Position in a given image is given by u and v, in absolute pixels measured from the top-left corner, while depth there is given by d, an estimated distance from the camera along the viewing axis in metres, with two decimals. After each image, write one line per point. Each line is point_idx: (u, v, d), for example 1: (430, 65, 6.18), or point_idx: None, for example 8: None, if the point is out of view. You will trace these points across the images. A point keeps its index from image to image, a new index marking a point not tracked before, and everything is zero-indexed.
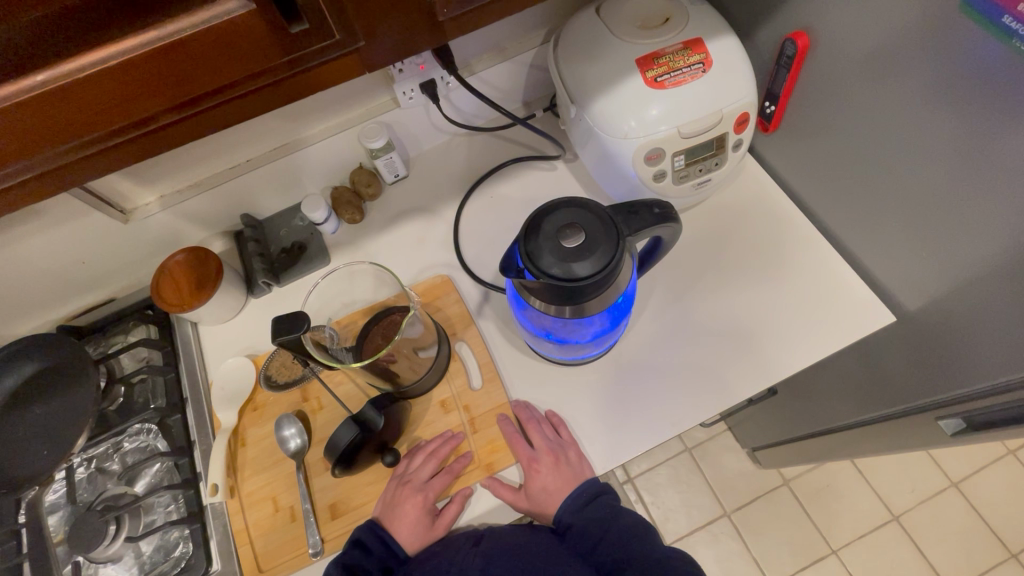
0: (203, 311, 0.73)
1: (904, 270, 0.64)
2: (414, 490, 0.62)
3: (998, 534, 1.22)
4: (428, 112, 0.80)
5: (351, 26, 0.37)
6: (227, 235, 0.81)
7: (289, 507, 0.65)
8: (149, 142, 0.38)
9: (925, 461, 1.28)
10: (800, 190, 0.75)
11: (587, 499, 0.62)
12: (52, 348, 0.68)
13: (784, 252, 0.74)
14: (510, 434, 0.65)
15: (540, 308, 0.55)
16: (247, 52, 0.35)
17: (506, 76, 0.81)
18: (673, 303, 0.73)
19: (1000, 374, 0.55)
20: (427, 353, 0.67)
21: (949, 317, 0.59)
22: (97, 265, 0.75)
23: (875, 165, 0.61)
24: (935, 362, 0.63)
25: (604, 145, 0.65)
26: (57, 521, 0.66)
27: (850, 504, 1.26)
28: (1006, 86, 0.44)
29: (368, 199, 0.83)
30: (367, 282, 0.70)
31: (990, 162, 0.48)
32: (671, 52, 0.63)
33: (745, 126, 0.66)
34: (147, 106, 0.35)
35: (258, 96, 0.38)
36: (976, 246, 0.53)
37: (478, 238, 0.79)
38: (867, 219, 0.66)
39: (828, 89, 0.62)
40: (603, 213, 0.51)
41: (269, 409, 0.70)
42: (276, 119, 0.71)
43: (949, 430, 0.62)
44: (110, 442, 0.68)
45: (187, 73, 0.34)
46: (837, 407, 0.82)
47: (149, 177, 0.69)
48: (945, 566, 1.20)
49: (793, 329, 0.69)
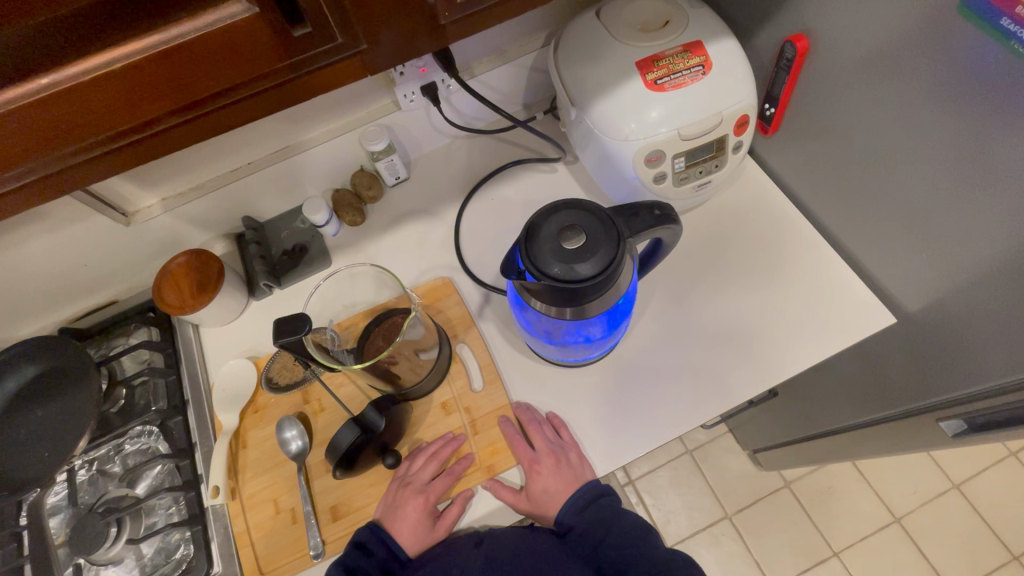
0: (205, 313, 0.73)
1: (903, 271, 0.64)
2: (415, 491, 0.62)
3: (1000, 535, 1.21)
4: (429, 114, 0.80)
5: (353, 29, 0.37)
6: (228, 237, 0.82)
7: (291, 509, 0.65)
8: (154, 144, 0.38)
9: (925, 462, 1.28)
10: (800, 191, 0.75)
11: (588, 501, 0.62)
12: (54, 350, 0.68)
13: (784, 253, 0.74)
14: (511, 435, 0.65)
15: (541, 309, 0.55)
16: (250, 54, 0.35)
17: (506, 78, 0.81)
18: (673, 305, 0.73)
19: (1001, 373, 0.55)
20: (427, 355, 0.67)
21: (949, 318, 0.60)
22: (98, 267, 0.75)
23: (876, 166, 0.61)
24: (936, 362, 0.63)
25: (604, 147, 0.66)
26: (58, 523, 0.66)
27: (851, 506, 1.26)
28: (1005, 87, 0.44)
29: (369, 201, 0.83)
30: (368, 284, 0.70)
31: (989, 163, 0.48)
32: (671, 55, 0.63)
33: (744, 127, 0.66)
34: (151, 109, 0.35)
35: (261, 98, 0.39)
36: (975, 247, 0.53)
37: (479, 239, 0.80)
38: (866, 221, 0.66)
39: (828, 91, 0.62)
40: (604, 214, 0.51)
41: (270, 410, 0.70)
42: (277, 122, 0.71)
43: (950, 431, 0.62)
44: (112, 444, 0.68)
45: (192, 77, 0.35)
46: (837, 407, 0.82)
47: (151, 180, 0.70)
48: (946, 568, 1.20)
49: (794, 330, 0.69)
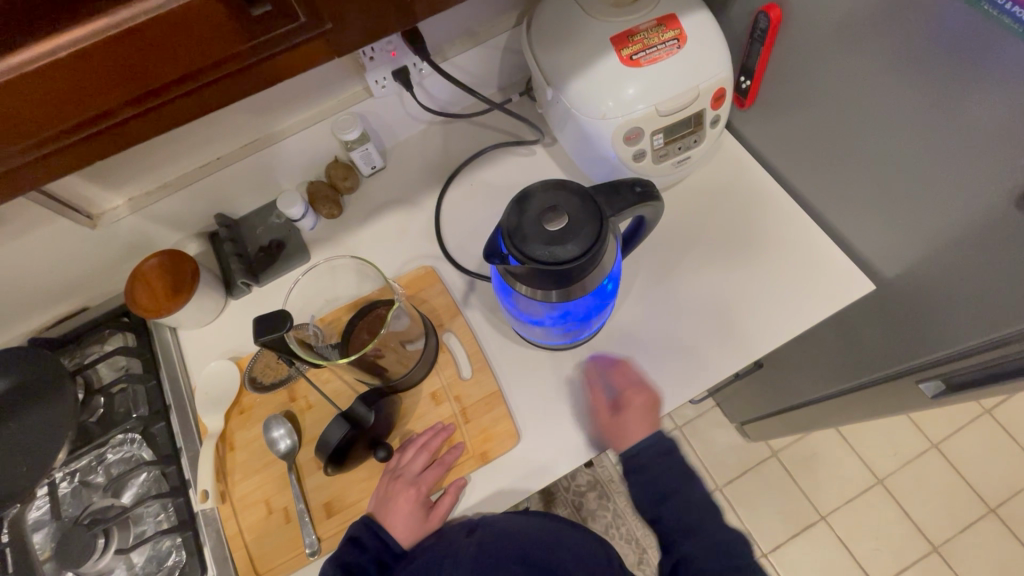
0: (182, 315, 0.71)
1: (880, 239, 0.65)
2: (407, 483, 0.61)
3: (978, 491, 1.26)
4: (403, 100, 0.78)
5: (316, 8, 0.36)
6: (201, 237, 0.79)
7: (283, 508, 0.64)
8: (113, 140, 0.36)
9: (905, 425, 1.32)
10: (779, 164, 0.75)
11: (660, 450, 0.63)
12: (23, 362, 0.66)
13: (764, 227, 0.74)
14: (603, 373, 0.68)
15: (527, 294, 0.54)
16: (206, 37, 0.33)
17: (479, 60, 0.79)
18: (657, 283, 0.73)
19: (977, 334, 0.57)
20: (415, 346, 0.66)
21: (925, 283, 0.61)
22: (66, 274, 0.72)
23: (852, 136, 0.61)
24: (912, 327, 0.65)
25: (582, 126, 0.65)
26: (43, 538, 0.64)
27: (836, 471, 1.29)
28: (976, 50, 0.44)
29: (346, 192, 0.81)
30: (349, 277, 0.69)
31: (961, 129, 0.49)
32: (646, 29, 0.62)
33: (721, 101, 0.66)
34: (106, 100, 0.34)
35: (225, 87, 0.37)
36: (950, 212, 0.54)
37: (461, 226, 0.78)
38: (844, 191, 0.67)
39: (802, 62, 0.62)
40: (586, 194, 0.50)
41: (256, 411, 0.69)
42: (246, 113, 0.69)
43: (929, 393, 0.64)
44: (94, 455, 0.66)
45: (147, 63, 0.33)
46: (819, 377, 0.84)
47: (116, 179, 0.67)
48: (929, 525, 1.24)
49: (776, 304, 0.70)
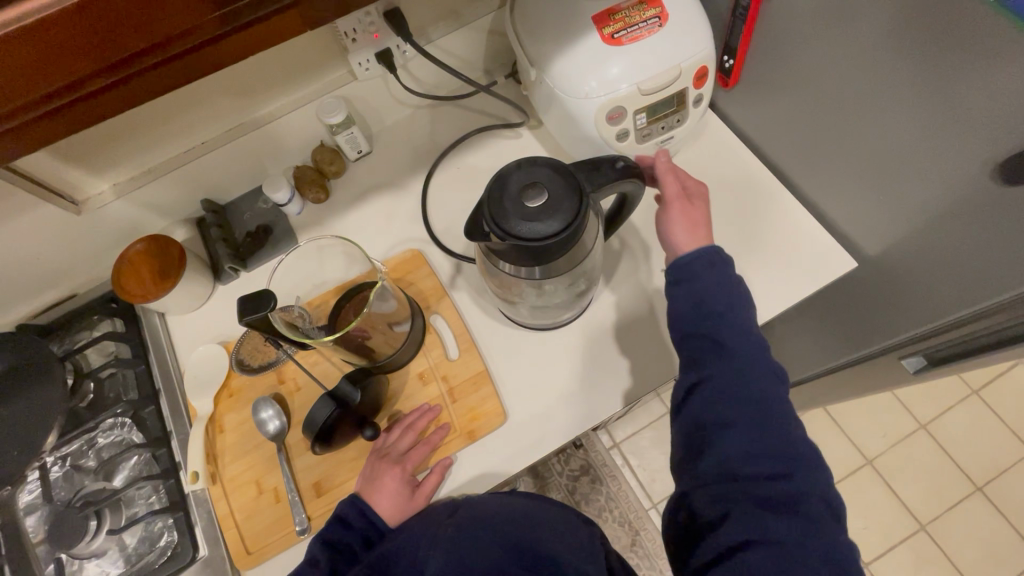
0: (169, 300, 0.71)
1: (862, 216, 0.66)
2: (393, 463, 0.62)
3: (965, 469, 1.28)
4: (387, 83, 0.78)
5: None
6: (189, 223, 0.79)
7: (273, 488, 0.65)
8: (81, 109, 0.37)
9: (894, 405, 1.34)
10: (763, 144, 0.76)
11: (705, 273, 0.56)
12: (11, 349, 0.66)
13: (749, 207, 0.75)
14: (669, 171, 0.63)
15: (509, 272, 0.55)
16: (170, 7, 0.33)
17: (464, 42, 0.79)
18: (643, 264, 0.73)
19: (954, 308, 0.57)
20: (402, 327, 0.67)
21: (906, 259, 0.62)
22: (53, 262, 0.72)
23: (833, 113, 0.61)
24: (893, 303, 0.66)
25: (565, 106, 0.65)
26: (36, 521, 0.65)
27: (826, 452, 1.31)
28: (950, 23, 0.45)
29: (333, 176, 0.81)
30: (336, 259, 0.69)
31: (937, 103, 0.49)
32: (627, 8, 0.62)
33: (704, 80, 0.66)
34: (71, 72, 0.33)
35: (192, 56, 0.37)
36: (927, 186, 0.55)
37: (448, 209, 0.79)
38: (826, 169, 0.67)
39: (783, 40, 0.63)
40: (565, 170, 0.50)
41: (245, 394, 0.69)
42: (229, 97, 0.69)
43: (912, 368, 0.66)
44: (84, 439, 0.67)
45: (111, 34, 0.33)
46: (806, 356, 0.85)
47: (99, 164, 0.67)
48: (917, 503, 1.26)
49: (760, 282, 0.70)
